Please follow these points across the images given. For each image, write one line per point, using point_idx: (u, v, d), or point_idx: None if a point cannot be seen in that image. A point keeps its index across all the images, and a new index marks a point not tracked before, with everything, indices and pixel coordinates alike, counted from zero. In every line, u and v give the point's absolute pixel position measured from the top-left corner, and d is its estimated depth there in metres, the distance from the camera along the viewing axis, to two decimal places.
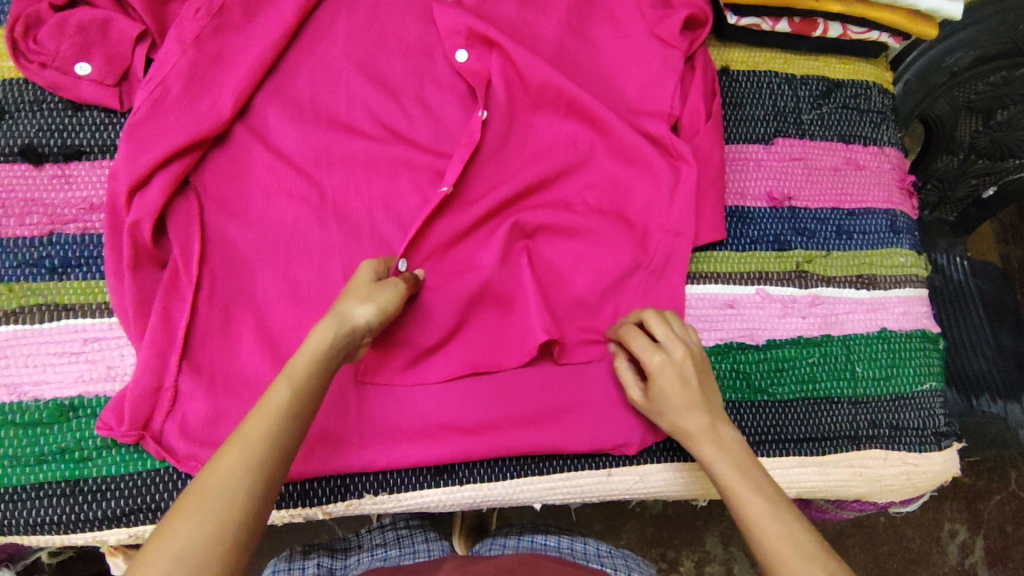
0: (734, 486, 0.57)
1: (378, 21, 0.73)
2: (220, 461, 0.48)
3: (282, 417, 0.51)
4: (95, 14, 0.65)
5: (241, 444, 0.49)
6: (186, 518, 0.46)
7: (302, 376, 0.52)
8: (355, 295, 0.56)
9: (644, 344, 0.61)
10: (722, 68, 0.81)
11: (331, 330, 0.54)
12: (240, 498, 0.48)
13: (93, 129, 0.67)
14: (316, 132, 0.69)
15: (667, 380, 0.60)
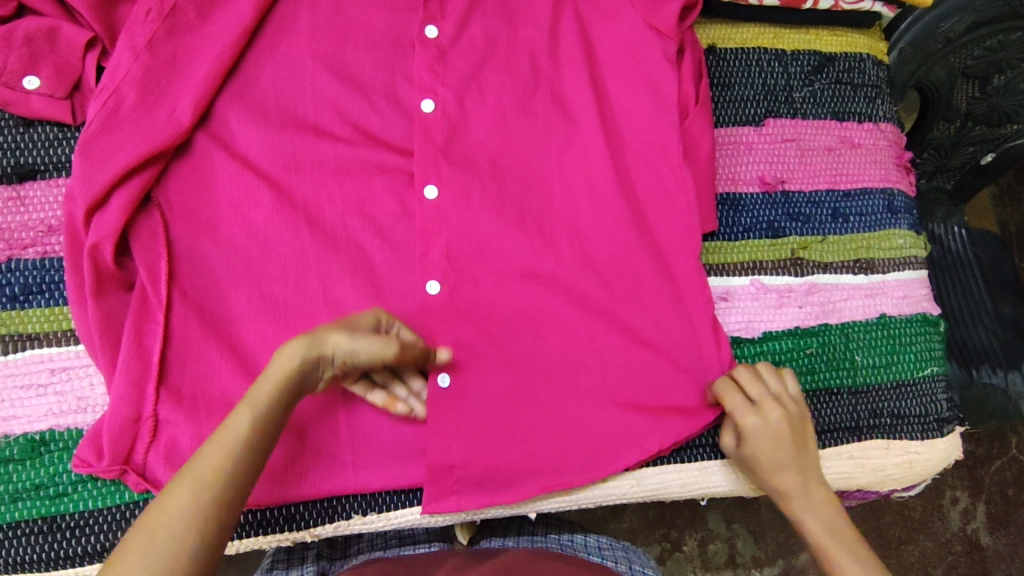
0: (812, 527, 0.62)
1: (343, 13, 0.69)
2: (170, 490, 0.48)
3: (241, 447, 0.50)
4: (41, 23, 0.61)
5: (193, 477, 0.49)
6: (129, 557, 0.45)
7: (263, 409, 0.51)
8: (338, 325, 0.54)
9: (745, 412, 0.62)
10: (709, 47, 0.77)
11: (298, 356, 0.51)
12: (188, 531, 0.47)
13: (47, 145, 0.63)
14: (283, 136, 0.66)
15: (761, 442, 0.63)
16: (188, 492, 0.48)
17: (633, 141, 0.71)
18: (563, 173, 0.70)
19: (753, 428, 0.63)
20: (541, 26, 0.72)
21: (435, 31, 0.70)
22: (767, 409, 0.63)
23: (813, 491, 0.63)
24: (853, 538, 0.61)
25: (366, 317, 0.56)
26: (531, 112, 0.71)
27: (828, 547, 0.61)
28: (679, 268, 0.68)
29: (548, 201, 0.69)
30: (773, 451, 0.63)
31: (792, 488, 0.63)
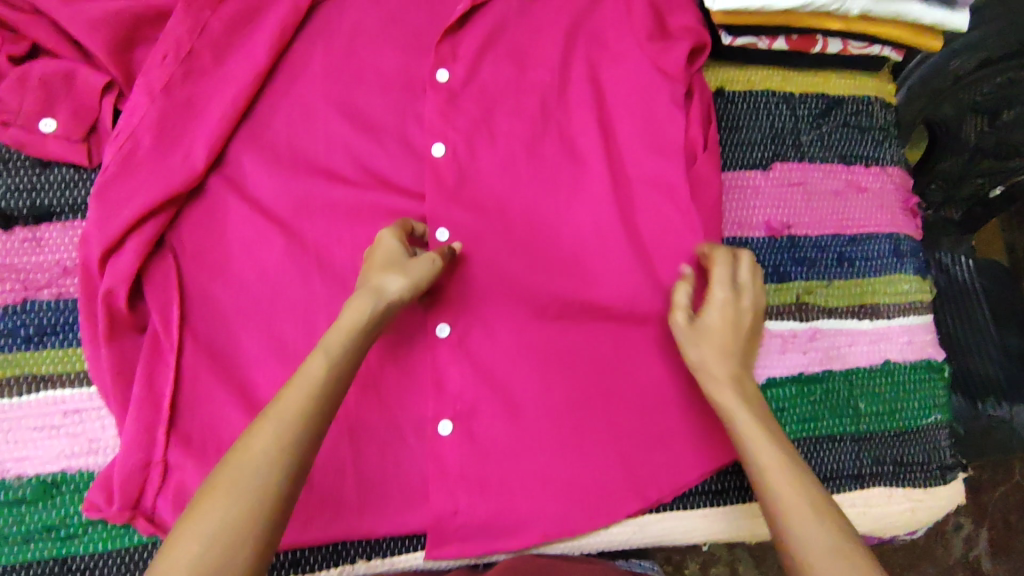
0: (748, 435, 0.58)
1: (356, 56, 0.70)
2: (255, 430, 0.50)
3: (319, 383, 0.52)
4: (58, 67, 0.62)
5: (277, 419, 0.51)
6: (230, 484, 0.48)
7: (340, 345, 0.54)
8: (383, 265, 0.58)
9: (717, 298, 0.64)
10: (717, 90, 0.78)
11: (368, 303, 0.55)
12: (284, 459, 0.50)
13: (63, 187, 0.64)
14: (295, 179, 0.67)
15: (720, 333, 0.63)
16: (272, 434, 0.50)
17: (640, 185, 0.72)
18: (571, 217, 0.70)
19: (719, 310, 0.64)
20: (552, 70, 0.73)
21: (447, 74, 0.71)
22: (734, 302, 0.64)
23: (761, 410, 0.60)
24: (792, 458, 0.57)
25: (398, 239, 0.60)
26: (540, 155, 0.71)
27: (764, 459, 0.57)
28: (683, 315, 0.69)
29: (555, 245, 0.70)
30: (724, 344, 0.63)
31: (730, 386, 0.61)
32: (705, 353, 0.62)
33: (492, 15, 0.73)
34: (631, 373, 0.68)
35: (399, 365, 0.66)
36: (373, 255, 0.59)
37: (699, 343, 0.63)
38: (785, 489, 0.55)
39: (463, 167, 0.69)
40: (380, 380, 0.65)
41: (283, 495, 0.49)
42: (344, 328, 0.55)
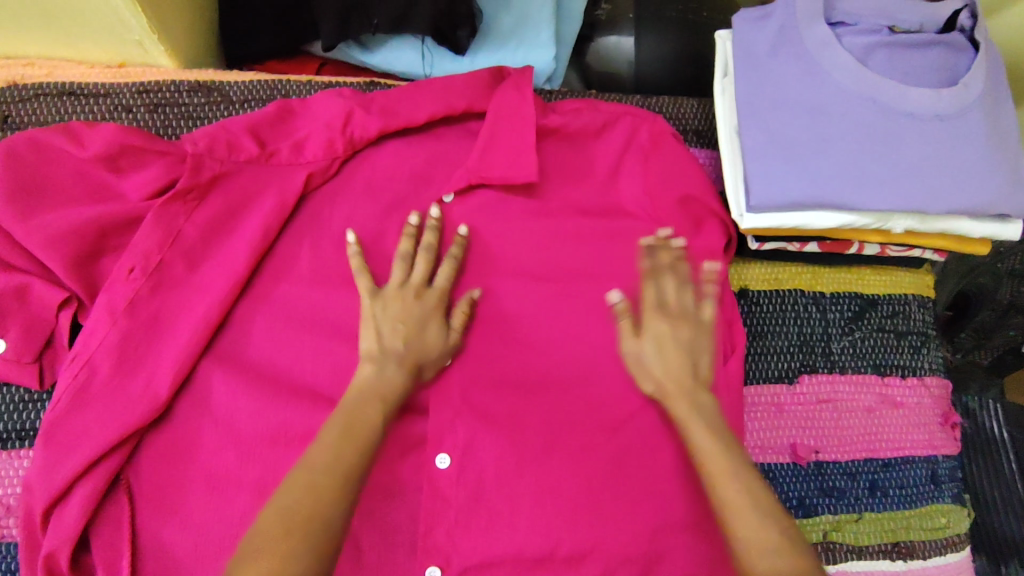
0: (691, 424, 0.56)
1: (348, 253, 0.65)
2: (320, 441, 0.51)
3: (377, 399, 0.55)
4: (11, 281, 0.56)
5: (348, 436, 0.52)
6: (290, 494, 0.48)
7: (393, 369, 0.57)
8: (417, 296, 0.61)
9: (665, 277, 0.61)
10: (741, 290, 0.71)
11: (432, 345, 0.60)
12: (343, 470, 0.50)
13: (11, 411, 0.58)
14: (272, 400, 0.60)
15: (662, 324, 0.60)
16: (338, 447, 0.51)
17: (653, 408, 0.65)
18: (576, 442, 0.63)
19: (666, 294, 0.61)
20: (558, 270, 0.68)
21: None
22: (662, 287, 0.61)
23: (689, 389, 0.58)
24: (734, 450, 0.54)
25: (424, 249, 0.63)
26: (543, 369, 0.65)
27: (691, 426, 0.56)
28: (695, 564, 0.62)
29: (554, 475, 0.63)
30: (669, 337, 0.59)
31: (688, 401, 0.57)
32: (658, 378, 0.59)
33: (495, 209, 0.68)
34: None
35: None
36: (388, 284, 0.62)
37: (650, 371, 0.59)
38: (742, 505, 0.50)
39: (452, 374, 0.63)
40: None
41: (338, 507, 0.49)
42: (389, 377, 0.57)
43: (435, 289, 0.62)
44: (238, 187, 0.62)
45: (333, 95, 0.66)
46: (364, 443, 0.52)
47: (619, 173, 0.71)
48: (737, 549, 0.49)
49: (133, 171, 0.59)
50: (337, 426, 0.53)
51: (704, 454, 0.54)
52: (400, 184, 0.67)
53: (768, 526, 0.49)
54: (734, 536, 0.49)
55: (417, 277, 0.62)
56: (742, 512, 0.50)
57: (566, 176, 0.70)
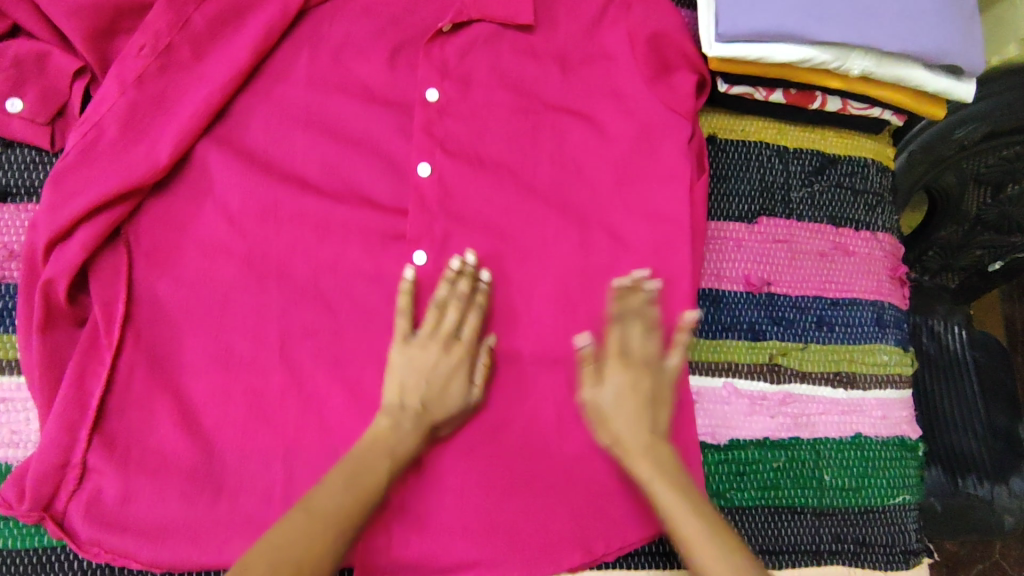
0: (652, 481, 0.58)
1: (343, 64, 0.70)
2: (326, 482, 0.55)
3: (389, 452, 0.58)
4: (35, 48, 0.63)
5: (352, 472, 0.56)
6: (291, 523, 0.53)
7: (408, 427, 0.59)
8: (445, 375, 0.61)
9: (632, 326, 0.63)
10: (709, 137, 0.76)
11: (453, 402, 0.60)
12: (342, 510, 0.54)
13: (23, 169, 0.63)
14: (263, 182, 0.65)
15: (622, 375, 0.61)
16: (342, 487, 0.55)
17: (617, 226, 0.70)
18: (543, 252, 0.68)
19: (629, 342, 0.62)
20: (538, 103, 0.73)
21: (435, 94, 0.70)
22: (628, 336, 0.63)
23: (650, 447, 0.60)
24: (690, 493, 0.58)
25: (460, 316, 0.62)
26: (519, 187, 0.70)
27: (650, 483, 0.58)
28: None
29: (520, 279, 0.68)
30: (630, 388, 0.61)
31: (658, 452, 0.60)
32: (616, 434, 0.60)
33: (486, 43, 0.73)
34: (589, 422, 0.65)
35: (348, 386, 0.62)
36: (408, 344, 0.61)
37: (609, 425, 0.61)
38: (706, 553, 0.55)
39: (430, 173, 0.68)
40: (325, 402, 0.61)
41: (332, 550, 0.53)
42: (418, 426, 0.59)
43: (461, 341, 0.62)
44: None
45: None
46: (372, 494, 0.56)
47: (602, 21, 0.75)
48: None
49: None
50: (340, 475, 0.56)
51: (672, 511, 0.57)
52: (395, 11, 0.72)
53: None
54: None
55: (446, 325, 0.62)
56: (709, 550, 0.55)
57: (551, 18, 0.75)
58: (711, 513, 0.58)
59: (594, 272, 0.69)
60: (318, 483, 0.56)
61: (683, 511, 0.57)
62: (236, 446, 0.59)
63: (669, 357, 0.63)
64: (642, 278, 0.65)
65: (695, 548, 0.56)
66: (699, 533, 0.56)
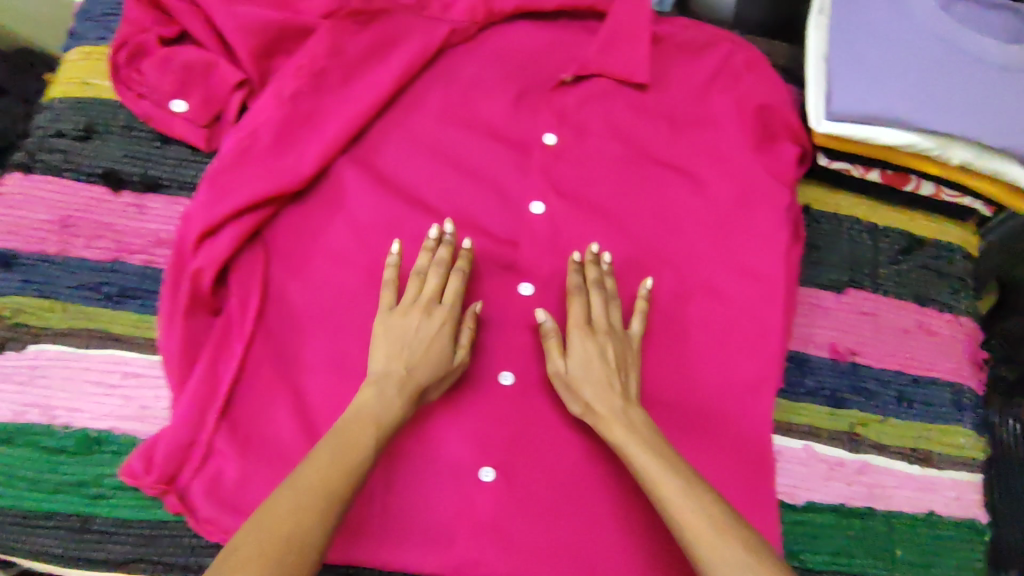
0: (630, 448, 0.58)
1: (472, 101, 0.75)
2: (317, 452, 0.53)
3: (361, 419, 0.56)
4: (201, 56, 0.68)
5: (337, 441, 0.54)
6: (285, 500, 0.50)
7: (387, 393, 0.57)
8: (431, 339, 0.60)
9: (597, 295, 0.65)
10: (805, 206, 0.79)
11: (437, 364, 0.60)
12: (343, 482, 0.52)
13: (176, 165, 0.68)
14: (390, 202, 0.69)
15: (589, 344, 0.63)
16: (331, 458, 0.53)
17: (716, 280, 0.72)
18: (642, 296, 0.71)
19: (594, 311, 0.65)
20: (648, 154, 0.76)
21: (553, 138, 0.75)
22: (591, 305, 0.65)
23: (621, 411, 0.60)
24: (670, 456, 0.57)
25: (442, 283, 0.63)
26: (625, 232, 0.73)
27: (628, 449, 0.58)
28: (733, 418, 0.69)
29: (618, 319, 0.70)
30: (597, 355, 0.62)
31: (628, 416, 0.60)
32: (588, 400, 0.61)
33: (602, 96, 0.78)
34: None
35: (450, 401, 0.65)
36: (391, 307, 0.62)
37: (585, 393, 0.61)
38: (688, 513, 0.53)
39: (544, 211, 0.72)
40: None
41: (319, 530, 0.50)
42: (394, 397, 0.57)
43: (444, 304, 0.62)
44: (393, 28, 0.73)
45: None
46: (351, 465, 0.53)
47: (713, 86, 0.79)
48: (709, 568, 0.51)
49: None
50: (322, 446, 0.53)
51: (658, 477, 0.56)
52: (523, 58, 0.77)
53: (727, 546, 0.51)
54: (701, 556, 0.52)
55: (428, 290, 0.62)
56: (685, 506, 0.54)
57: (665, 79, 0.79)
58: (702, 482, 0.56)
59: (690, 320, 0.71)
60: (302, 466, 0.53)
61: (666, 473, 0.56)
62: None
63: (630, 325, 0.66)
64: (598, 254, 0.68)
65: (683, 516, 0.54)
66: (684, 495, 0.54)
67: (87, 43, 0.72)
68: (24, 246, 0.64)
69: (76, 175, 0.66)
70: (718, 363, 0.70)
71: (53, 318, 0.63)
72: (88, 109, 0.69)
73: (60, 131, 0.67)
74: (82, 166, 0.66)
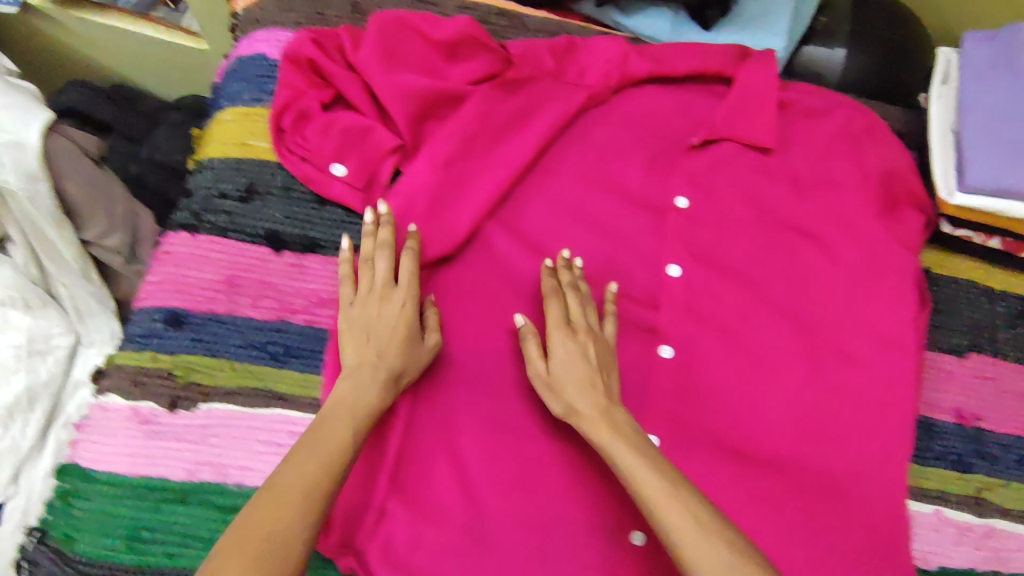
0: (611, 447, 0.56)
1: (607, 165, 0.77)
2: (303, 450, 0.52)
3: (351, 414, 0.55)
4: (360, 121, 0.70)
5: (327, 436, 0.53)
6: (268, 502, 0.48)
7: (367, 383, 0.57)
8: (389, 322, 0.61)
9: (571, 294, 0.65)
10: (926, 270, 0.82)
11: (407, 349, 0.60)
12: (319, 477, 0.50)
13: (334, 226, 0.71)
14: (534, 265, 0.71)
15: (569, 341, 0.62)
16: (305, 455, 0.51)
17: (838, 346, 0.75)
18: (772, 360, 0.74)
19: (571, 310, 0.64)
20: (773, 219, 0.79)
21: (686, 202, 0.76)
22: (568, 305, 0.65)
23: (604, 409, 0.59)
24: (654, 455, 0.56)
25: (388, 264, 0.63)
26: (753, 298, 0.76)
27: (613, 451, 0.56)
28: (865, 481, 0.71)
29: (749, 382, 0.73)
30: (577, 352, 0.62)
31: (612, 416, 0.58)
32: (567, 397, 0.60)
33: (731, 160, 0.79)
34: (812, 529, 0.69)
35: None
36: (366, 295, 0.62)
37: (561, 390, 0.60)
38: (671, 510, 0.52)
39: (680, 273, 0.74)
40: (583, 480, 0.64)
41: (306, 529, 0.48)
42: (366, 392, 0.57)
43: (399, 288, 0.63)
44: (534, 94, 0.75)
45: (612, 39, 0.79)
46: (334, 458, 0.52)
47: (839, 150, 0.80)
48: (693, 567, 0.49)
49: (466, 61, 0.74)
50: (306, 448, 0.51)
51: (633, 473, 0.54)
52: (653, 122, 0.79)
53: (703, 541, 0.50)
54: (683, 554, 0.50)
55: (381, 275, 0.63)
56: (667, 504, 0.52)
57: (789, 144, 0.81)
58: (679, 479, 0.54)
59: (817, 385, 0.74)
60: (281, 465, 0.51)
61: (645, 470, 0.54)
62: (502, 508, 0.62)
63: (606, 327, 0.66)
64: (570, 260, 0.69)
65: (672, 518, 0.52)
66: (663, 494, 0.53)
67: (240, 104, 0.74)
68: (194, 305, 0.67)
69: (243, 236, 0.69)
70: (844, 428, 0.73)
71: (222, 376, 0.65)
72: (247, 169, 0.71)
73: (223, 192, 0.70)
74: (248, 227, 0.69)
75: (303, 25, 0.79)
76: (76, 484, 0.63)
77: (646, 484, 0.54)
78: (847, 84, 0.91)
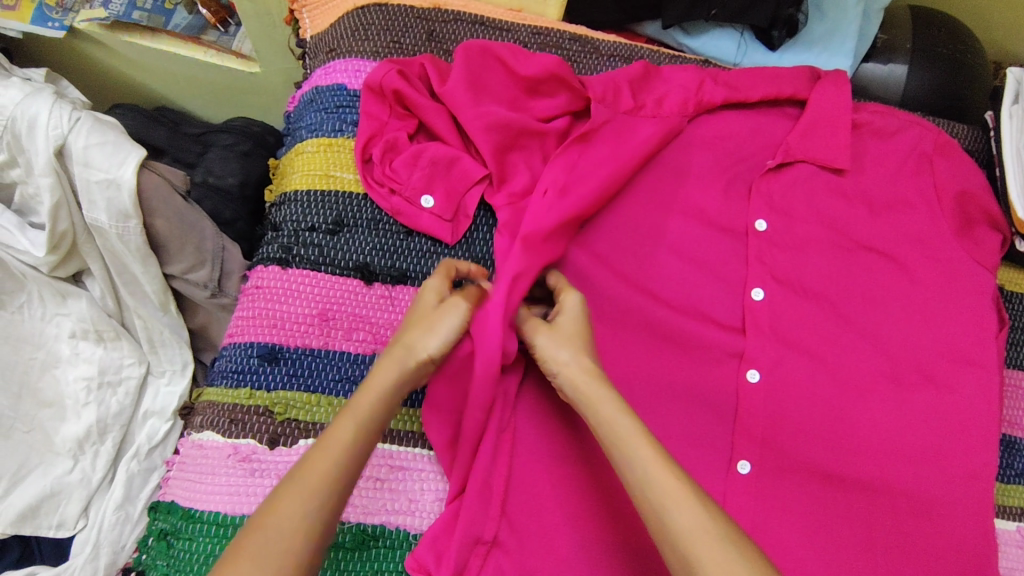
0: (608, 410, 0.55)
1: (684, 191, 0.78)
2: (312, 456, 0.50)
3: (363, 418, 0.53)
4: (448, 152, 0.71)
5: (331, 444, 0.51)
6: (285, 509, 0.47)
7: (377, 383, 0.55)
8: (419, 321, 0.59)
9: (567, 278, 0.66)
10: (1001, 287, 0.82)
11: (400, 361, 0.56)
12: (323, 484, 0.49)
13: (421, 257, 0.71)
14: (620, 293, 0.74)
15: (576, 314, 0.62)
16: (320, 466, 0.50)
17: (930, 365, 0.74)
18: (863, 381, 0.73)
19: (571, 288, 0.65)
20: (852, 239, 0.78)
21: (765, 224, 0.77)
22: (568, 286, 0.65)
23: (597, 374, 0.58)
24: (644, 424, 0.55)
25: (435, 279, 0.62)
26: (841, 317, 0.75)
27: (604, 410, 0.55)
28: (963, 503, 0.71)
29: (840, 403, 0.72)
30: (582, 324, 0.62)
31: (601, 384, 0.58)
32: (568, 359, 0.59)
33: (808, 181, 0.79)
34: (911, 551, 0.69)
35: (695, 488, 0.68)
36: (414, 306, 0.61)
37: (562, 353, 0.59)
38: (661, 481, 0.51)
39: (763, 294, 0.74)
40: None
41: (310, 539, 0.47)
42: (373, 389, 0.55)
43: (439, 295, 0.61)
44: (615, 117, 0.75)
45: (685, 69, 0.81)
46: (340, 463, 0.50)
47: (912, 170, 0.81)
48: (677, 540, 0.49)
49: (546, 96, 0.76)
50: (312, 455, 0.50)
51: (623, 438, 0.54)
52: (728, 146, 0.80)
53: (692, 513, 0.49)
54: (670, 525, 0.49)
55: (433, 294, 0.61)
56: (662, 475, 0.51)
57: (865, 163, 0.81)
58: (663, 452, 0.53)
59: (911, 404, 0.73)
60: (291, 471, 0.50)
61: (639, 436, 0.53)
62: (607, 537, 0.63)
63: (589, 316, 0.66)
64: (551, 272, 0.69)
65: (660, 486, 0.51)
66: (656, 463, 0.52)
67: (321, 135, 0.75)
68: (288, 340, 0.67)
69: (333, 269, 0.69)
70: (940, 448, 0.72)
71: (320, 411, 0.65)
72: (334, 201, 0.72)
73: (312, 225, 0.71)
74: (337, 260, 0.70)
75: (381, 53, 0.79)
76: (176, 523, 0.62)
77: (632, 464, 0.53)
78: (910, 100, 0.91)
